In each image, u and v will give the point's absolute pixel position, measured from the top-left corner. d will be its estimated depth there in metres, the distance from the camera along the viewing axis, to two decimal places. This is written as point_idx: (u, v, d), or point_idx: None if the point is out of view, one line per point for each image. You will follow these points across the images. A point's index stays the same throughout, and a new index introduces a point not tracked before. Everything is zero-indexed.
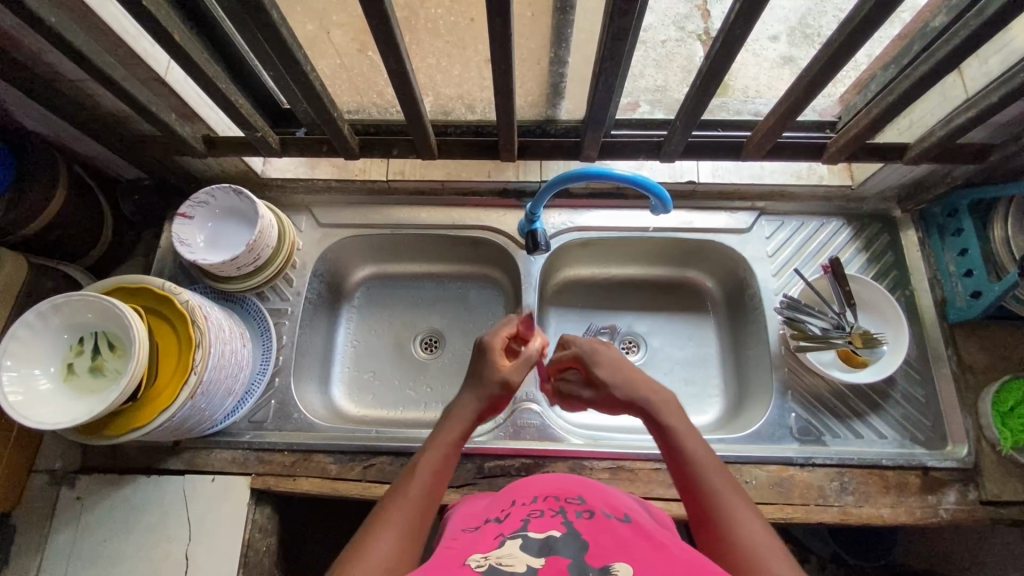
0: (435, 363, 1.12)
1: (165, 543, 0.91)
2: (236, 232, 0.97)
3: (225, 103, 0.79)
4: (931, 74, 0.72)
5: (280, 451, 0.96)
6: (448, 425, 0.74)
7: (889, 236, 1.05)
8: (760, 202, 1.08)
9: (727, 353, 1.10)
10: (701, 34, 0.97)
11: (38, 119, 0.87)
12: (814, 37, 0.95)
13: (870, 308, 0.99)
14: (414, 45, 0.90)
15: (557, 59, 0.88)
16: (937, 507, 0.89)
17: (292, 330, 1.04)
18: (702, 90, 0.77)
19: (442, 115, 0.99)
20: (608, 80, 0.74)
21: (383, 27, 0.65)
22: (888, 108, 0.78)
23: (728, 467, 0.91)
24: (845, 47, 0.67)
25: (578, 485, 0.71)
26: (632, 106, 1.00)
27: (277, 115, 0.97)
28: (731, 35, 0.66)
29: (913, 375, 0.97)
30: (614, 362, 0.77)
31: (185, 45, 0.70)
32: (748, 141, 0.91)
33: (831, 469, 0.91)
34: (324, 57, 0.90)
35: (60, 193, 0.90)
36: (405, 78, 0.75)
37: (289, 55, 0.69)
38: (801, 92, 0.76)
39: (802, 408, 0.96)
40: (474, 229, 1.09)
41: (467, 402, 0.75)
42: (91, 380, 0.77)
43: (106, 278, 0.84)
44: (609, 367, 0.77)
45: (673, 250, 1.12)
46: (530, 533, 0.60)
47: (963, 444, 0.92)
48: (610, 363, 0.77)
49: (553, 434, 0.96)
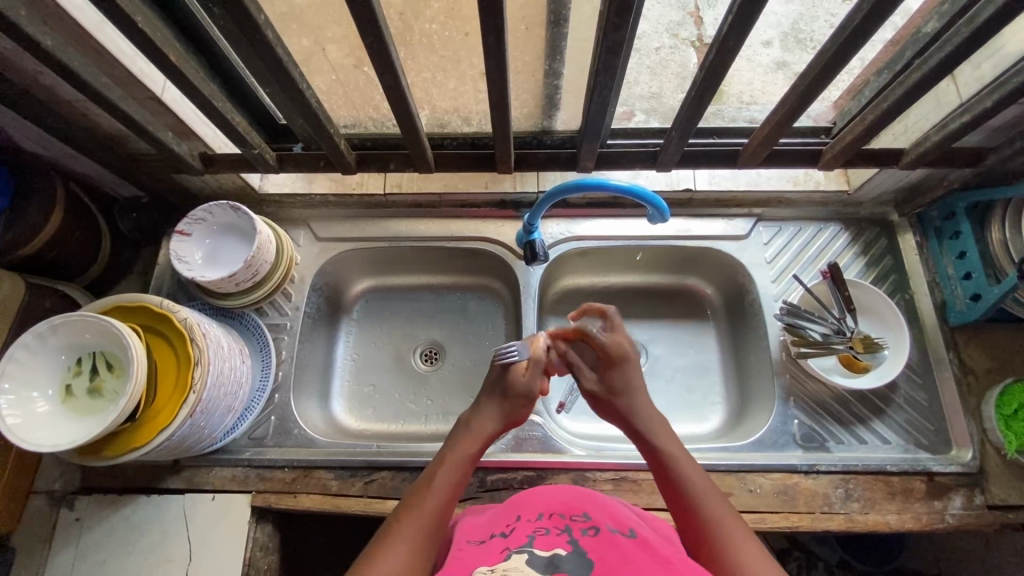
0: (435, 375, 1.12)
1: (164, 563, 0.90)
2: (234, 248, 0.97)
3: (222, 121, 0.79)
4: (924, 81, 0.72)
5: (280, 468, 0.95)
6: (466, 442, 0.78)
7: (888, 240, 1.05)
8: (758, 208, 1.08)
9: (728, 359, 1.10)
10: (695, 40, 1.00)
11: (36, 140, 0.87)
12: (806, 42, 0.99)
13: (870, 313, 0.99)
14: (410, 60, 0.91)
15: (552, 71, 0.90)
16: (944, 512, 0.88)
17: (292, 345, 1.04)
18: (697, 100, 0.77)
19: (438, 128, 0.98)
20: (603, 93, 0.74)
21: (378, 44, 0.66)
22: (884, 113, 0.78)
23: (732, 476, 0.90)
24: (839, 55, 0.67)
25: (583, 501, 0.70)
26: (627, 116, 0.99)
27: (274, 131, 0.97)
28: (724, 46, 0.66)
29: (916, 379, 0.96)
30: (634, 378, 0.82)
31: (182, 66, 0.70)
32: (744, 149, 0.90)
33: (835, 475, 0.91)
34: (320, 74, 0.91)
35: (58, 215, 0.90)
36: (401, 95, 0.75)
37: (285, 74, 0.70)
38: (796, 101, 0.76)
39: (805, 415, 0.96)
40: (473, 241, 1.09)
41: (486, 423, 0.80)
42: (90, 402, 0.76)
43: (104, 297, 0.83)
44: (627, 379, 0.82)
45: (671, 258, 1.12)
46: (535, 550, 0.60)
47: (967, 448, 0.91)
48: (630, 377, 0.82)
49: (555, 445, 0.95)
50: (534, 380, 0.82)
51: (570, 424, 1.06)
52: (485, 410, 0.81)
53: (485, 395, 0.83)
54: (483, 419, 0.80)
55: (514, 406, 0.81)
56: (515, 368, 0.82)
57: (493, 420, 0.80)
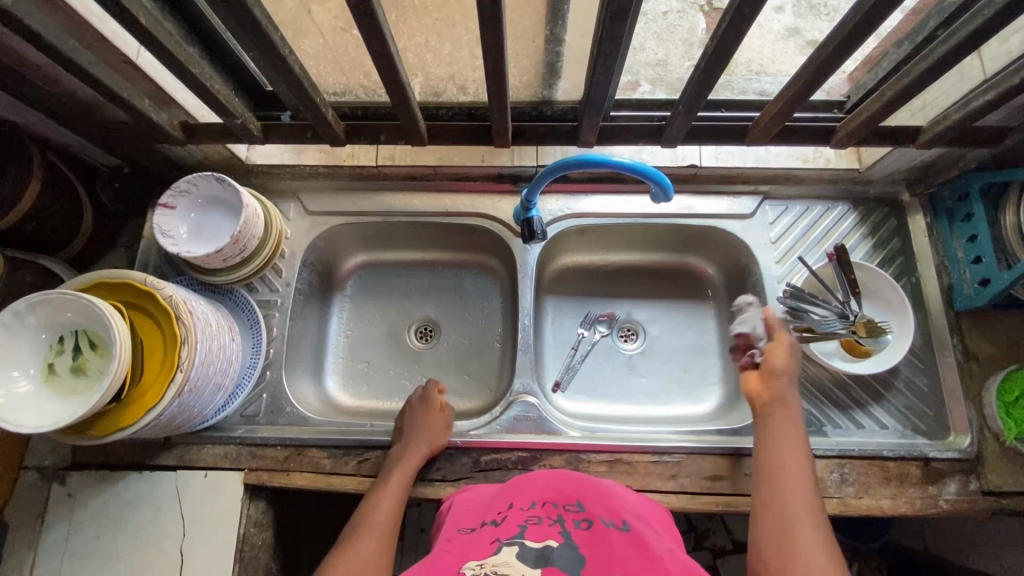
0: (430, 353, 1.10)
1: (158, 539, 0.90)
2: (220, 223, 0.93)
3: (201, 89, 0.74)
4: (950, 55, 0.67)
5: (273, 445, 0.94)
6: (400, 470, 0.86)
7: (897, 220, 1.01)
8: (765, 185, 1.04)
9: (727, 340, 1.08)
10: (704, 5, 0.95)
11: (7, 105, 0.82)
12: (819, 8, 0.95)
13: (875, 297, 0.96)
14: (401, 23, 0.85)
15: (553, 38, 0.84)
16: (937, 497, 0.88)
17: (283, 323, 1.01)
18: (708, 73, 0.72)
19: (432, 96, 0.93)
20: (608, 62, 0.69)
21: (363, 8, 0.61)
22: (903, 90, 0.73)
23: (727, 459, 0.90)
24: (862, 26, 0.62)
25: (579, 488, 0.70)
26: (632, 85, 0.95)
27: (259, 97, 0.92)
28: (739, 14, 0.61)
29: (917, 364, 0.95)
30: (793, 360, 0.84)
31: (153, 29, 0.65)
32: (754, 125, 0.86)
33: (831, 460, 0.90)
34: (307, 38, 0.86)
35: (34, 186, 0.86)
36: (390, 62, 0.70)
37: (264, 38, 0.65)
38: (813, 74, 0.71)
39: (803, 399, 0.94)
40: (468, 216, 1.06)
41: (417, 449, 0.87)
42: (73, 381, 0.74)
43: (85, 274, 0.81)
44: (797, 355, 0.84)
45: (673, 236, 1.09)
46: (526, 541, 0.60)
47: (965, 434, 0.90)
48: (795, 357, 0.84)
49: (550, 426, 0.94)
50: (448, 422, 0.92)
51: (566, 404, 1.05)
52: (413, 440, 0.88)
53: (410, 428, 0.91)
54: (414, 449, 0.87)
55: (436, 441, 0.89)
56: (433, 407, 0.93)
57: (421, 449, 0.87)
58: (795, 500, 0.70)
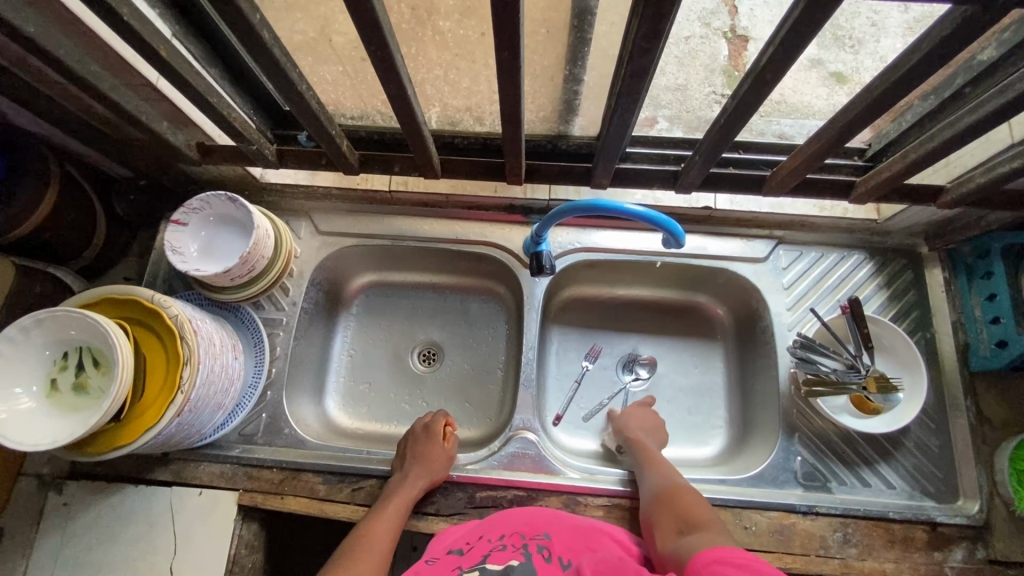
0: (432, 377, 1.09)
1: (150, 555, 0.89)
2: (231, 241, 0.93)
3: (219, 118, 0.75)
4: (973, 127, 0.66)
5: (268, 467, 0.94)
6: (393, 506, 0.84)
7: (914, 273, 0.99)
8: (779, 230, 1.03)
9: (733, 383, 1.06)
10: (728, 31, 0.96)
11: (30, 118, 0.84)
12: (845, 39, 0.94)
13: (888, 352, 0.94)
14: (421, 56, 0.86)
15: (573, 76, 0.84)
16: (943, 564, 0.85)
17: (287, 342, 1.01)
18: (726, 127, 0.71)
19: (448, 125, 0.92)
20: (625, 114, 0.68)
21: (381, 54, 0.61)
22: (926, 154, 0.72)
23: (726, 511, 0.88)
24: (885, 96, 0.62)
25: (545, 520, 0.78)
26: (650, 122, 0.93)
27: (276, 118, 0.92)
28: (761, 78, 0.60)
29: (928, 424, 0.92)
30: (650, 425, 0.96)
31: (172, 61, 0.66)
32: (773, 175, 0.84)
33: (834, 518, 0.88)
34: (327, 64, 0.86)
35: (51, 196, 0.87)
36: (406, 103, 0.70)
37: (283, 76, 0.65)
38: (832, 137, 0.70)
39: (809, 453, 0.92)
40: (477, 245, 1.05)
41: (411, 486, 0.86)
42: (74, 399, 0.74)
43: (93, 289, 0.81)
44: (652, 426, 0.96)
45: (684, 274, 1.07)
46: (488, 566, 0.67)
47: (975, 500, 0.88)
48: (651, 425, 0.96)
49: (549, 466, 0.92)
50: (447, 456, 0.91)
51: (565, 439, 1.03)
52: (409, 476, 0.87)
53: (408, 460, 0.89)
54: (406, 487, 0.86)
55: (433, 479, 0.88)
56: (434, 439, 0.92)
57: (416, 487, 0.86)
58: (682, 492, 0.80)
